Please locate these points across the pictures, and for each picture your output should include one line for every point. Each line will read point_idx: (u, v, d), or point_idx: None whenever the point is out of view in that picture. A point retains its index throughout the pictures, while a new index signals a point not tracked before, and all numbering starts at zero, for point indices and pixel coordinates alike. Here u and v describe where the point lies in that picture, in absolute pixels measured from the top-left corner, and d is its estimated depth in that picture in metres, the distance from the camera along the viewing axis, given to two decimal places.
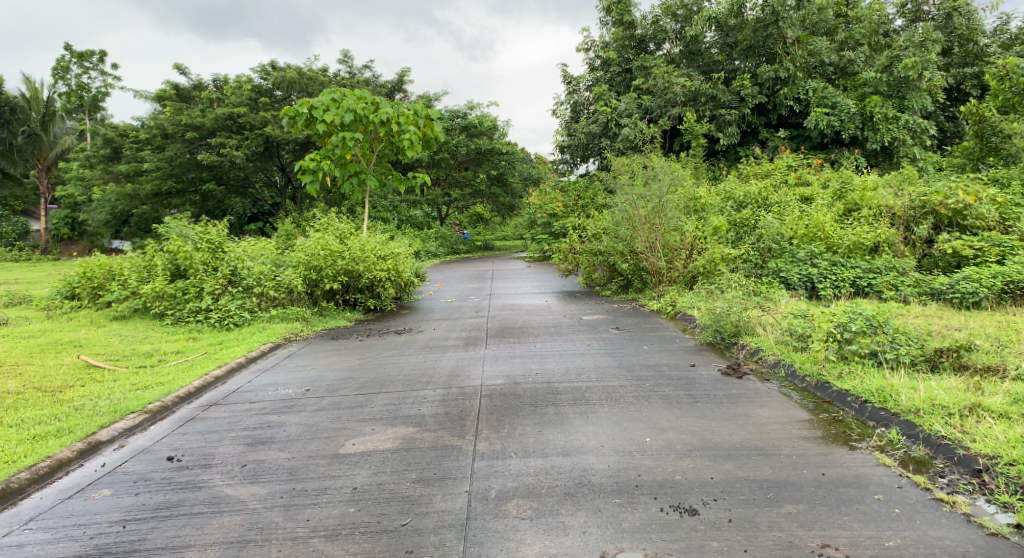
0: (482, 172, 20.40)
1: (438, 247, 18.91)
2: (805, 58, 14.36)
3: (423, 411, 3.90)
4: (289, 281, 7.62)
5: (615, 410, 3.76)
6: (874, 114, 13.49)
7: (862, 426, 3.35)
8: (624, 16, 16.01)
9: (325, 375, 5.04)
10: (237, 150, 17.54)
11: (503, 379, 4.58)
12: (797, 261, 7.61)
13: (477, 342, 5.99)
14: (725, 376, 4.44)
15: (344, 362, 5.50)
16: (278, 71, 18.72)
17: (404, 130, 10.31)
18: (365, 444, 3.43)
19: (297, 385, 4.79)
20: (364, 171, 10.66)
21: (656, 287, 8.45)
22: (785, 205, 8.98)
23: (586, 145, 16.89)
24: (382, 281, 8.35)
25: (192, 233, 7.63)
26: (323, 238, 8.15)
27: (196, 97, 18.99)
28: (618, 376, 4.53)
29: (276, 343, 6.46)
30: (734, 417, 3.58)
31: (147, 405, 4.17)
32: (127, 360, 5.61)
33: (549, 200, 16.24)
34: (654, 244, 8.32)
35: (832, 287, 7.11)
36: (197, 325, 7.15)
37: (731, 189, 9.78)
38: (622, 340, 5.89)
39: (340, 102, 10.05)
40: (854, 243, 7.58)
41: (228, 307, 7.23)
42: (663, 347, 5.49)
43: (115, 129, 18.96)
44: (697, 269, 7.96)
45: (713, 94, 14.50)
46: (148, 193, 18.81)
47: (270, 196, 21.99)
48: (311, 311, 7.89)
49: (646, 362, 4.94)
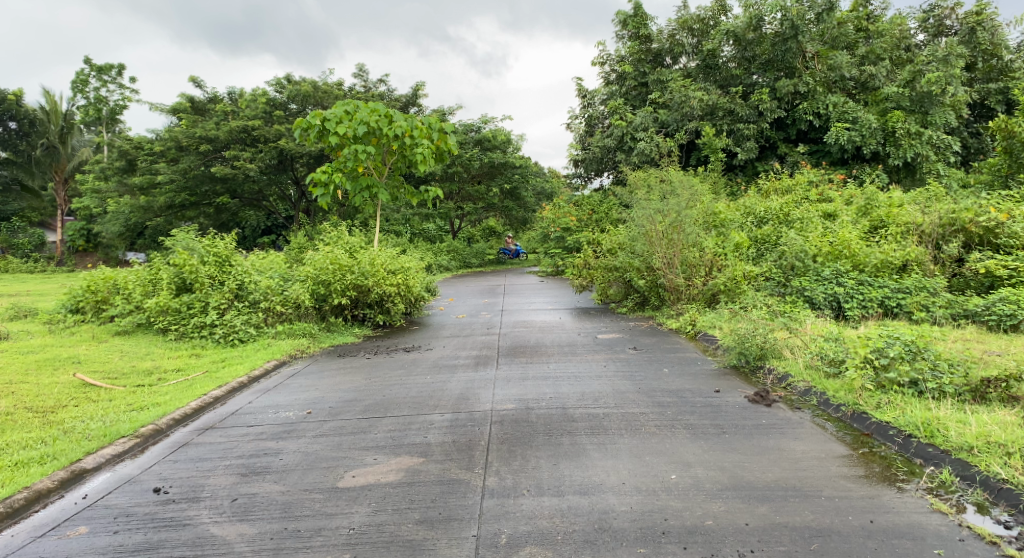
0: (495, 186, 20.26)
1: (450, 261, 18.74)
2: (825, 73, 14.04)
3: (429, 439, 3.65)
4: (297, 296, 7.50)
5: (636, 441, 3.48)
6: (896, 130, 13.21)
7: (908, 464, 3.04)
8: (641, 30, 15.96)
9: (329, 397, 4.81)
10: (251, 163, 17.61)
11: (515, 403, 4.32)
12: (821, 280, 7.29)
13: (488, 362, 5.73)
14: (752, 404, 4.13)
15: (350, 383, 5.27)
16: (293, 85, 18.85)
17: (416, 143, 10.18)
18: (366, 476, 3.19)
19: (298, 408, 4.56)
20: (376, 185, 10.53)
21: (674, 305, 8.14)
22: (808, 221, 8.67)
23: (601, 159, 16.69)
24: (392, 296, 8.15)
25: (199, 246, 7.52)
26: (333, 252, 7.97)
27: (211, 110, 19.14)
28: (637, 403, 4.25)
29: (280, 361, 6.25)
30: (766, 451, 3.29)
31: (139, 429, 3.97)
32: (126, 379, 5.44)
33: (562, 214, 15.96)
34: (672, 260, 8.07)
35: (859, 307, 6.78)
36: (201, 341, 6.98)
37: (752, 205, 9.51)
38: (641, 362, 5.61)
39: (353, 114, 9.94)
40: (882, 261, 7.24)
41: (234, 322, 7.06)
42: (684, 370, 5.20)
43: (130, 141, 19.16)
44: (718, 287, 7.65)
45: (731, 108, 14.27)
46: (162, 205, 18.88)
47: (284, 208, 22.04)
48: (318, 327, 7.69)
49: (667, 387, 4.65)
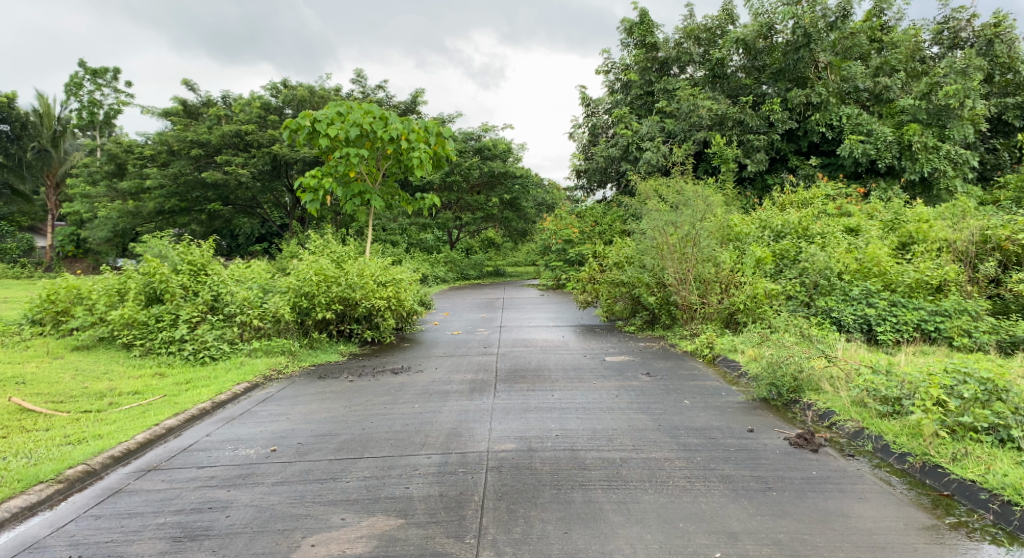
0: (495, 197, 19.71)
1: (447, 273, 18.17)
2: (838, 83, 13.61)
3: (411, 492, 3.04)
4: (276, 309, 6.77)
5: (663, 499, 2.87)
6: (914, 143, 12.68)
7: (1015, 541, 2.43)
8: (646, 38, 15.53)
9: (299, 430, 4.17)
10: (243, 169, 17.15)
11: (515, 442, 3.69)
12: (849, 300, 6.72)
13: (484, 388, 5.08)
14: (795, 448, 3.49)
15: (327, 411, 4.63)
16: (289, 90, 18.40)
17: (413, 147, 9.52)
18: (330, 546, 2.58)
19: (262, 444, 3.92)
20: (369, 191, 9.98)
21: (687, 324, 7.54)
22: (829, 237, 8.11)
23: (604, 169, 16.21)
24: (381, 311, 7.52)
25: (171, 253, 6.96)
26: (318, 261, 7.36)
27: (205, 114, 18.66)
28: (659, 444, 3.62)
29: (252, 383, 5.58)
30: (828, 517, 2.66)
31: (65, 471, 3.35)
32: (74, 403, 4.81)
33: (564, 226, 15.39)
34: (685, 276, 7.50)
35: (892, 331, 6.21)
36: (168, 358, 6.37)
37: (768, 217, 8.93)
38: (656, 391, 4.96)
39: (345, 115, 9.35)
40: (916, 281, 6.66)
41: (205, 337, 6.45)
42: (708, 403, 4.56)
43: (120, 145, 18.66)
44: (736, 306, 7.02)
45: (741, 118, 13.69)
46: (151, 211, 18.29)
47: (278, 216, 21.49)
48: (299, 344, 7.04)
49: (691, 423, 4.03)
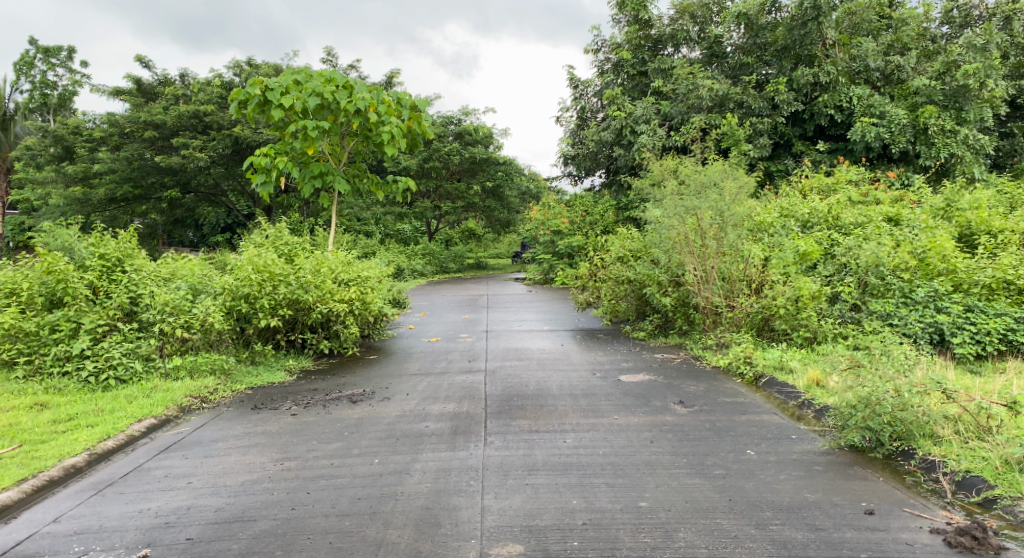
0: (476, 183, 18.31)
1: (424, 266, 16.83)
2: (847, 62, 12.49)
3: None
4: (205, 316, 5.34)
5: None
6: (929, 127, 11.60)
7: None
8: (640, 13, 14.07)
9: (198, 509, 2.80)
10: (202, 152, 15.52)
11: (524, 542, 2.39)
12: (910, 303, 5.53)
13: (470, 431, 3.74)
14: (965, 552, 2.25)
15: (249, 472, 3.24)
16: (252, 68, 16.79)
17: (382, 121, 8.03)
18: None
19: (132, 540, 2.53)
20: (331, 171, 8.45)
21: (710, 331, 6.30)
22: (866, 226, 6.97)
23: (595, 155, 14.93)
24: (341, 317, 6.14)
25: (77, 244, 5.49)
26: (261, 255, 5.91)
27: (160, 93, 16.85)
28: (750, 545, 2.34)
29: (161, 421, 4.18)
30: None
31: None
32: None
33: (552, 216, 14.10)
34: (708, 273, 6.25)
35: (971, 342, 5.07)
36: (60, 380, 4.93)
37: (791, 205, 7.74)
38: (704, 433, 3.67)
39: (302, 84, 7.86)
40: (995, 281, 5.42)
41: (110, 353, 5.02)
42: (783, 455, 3.28)
43: (65, 125, 16.72)
44: (771, 309, 5.77)
45: (743, 100, 12.55)
46: (101, 199, 16.52)
47: (244, 205, 19.89)
48: (235, 359, 5.63)
49: (777, 497, 2.75)
